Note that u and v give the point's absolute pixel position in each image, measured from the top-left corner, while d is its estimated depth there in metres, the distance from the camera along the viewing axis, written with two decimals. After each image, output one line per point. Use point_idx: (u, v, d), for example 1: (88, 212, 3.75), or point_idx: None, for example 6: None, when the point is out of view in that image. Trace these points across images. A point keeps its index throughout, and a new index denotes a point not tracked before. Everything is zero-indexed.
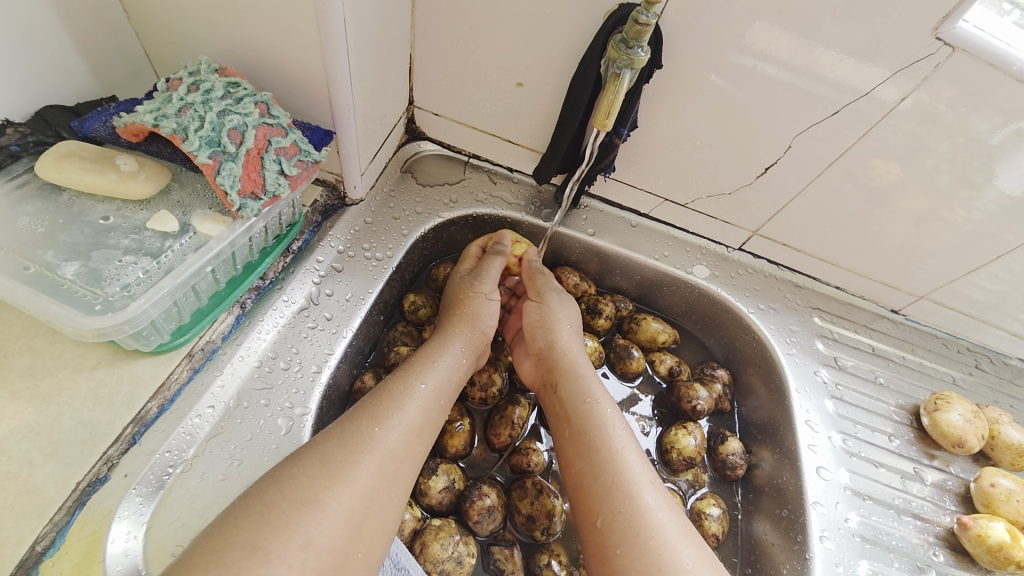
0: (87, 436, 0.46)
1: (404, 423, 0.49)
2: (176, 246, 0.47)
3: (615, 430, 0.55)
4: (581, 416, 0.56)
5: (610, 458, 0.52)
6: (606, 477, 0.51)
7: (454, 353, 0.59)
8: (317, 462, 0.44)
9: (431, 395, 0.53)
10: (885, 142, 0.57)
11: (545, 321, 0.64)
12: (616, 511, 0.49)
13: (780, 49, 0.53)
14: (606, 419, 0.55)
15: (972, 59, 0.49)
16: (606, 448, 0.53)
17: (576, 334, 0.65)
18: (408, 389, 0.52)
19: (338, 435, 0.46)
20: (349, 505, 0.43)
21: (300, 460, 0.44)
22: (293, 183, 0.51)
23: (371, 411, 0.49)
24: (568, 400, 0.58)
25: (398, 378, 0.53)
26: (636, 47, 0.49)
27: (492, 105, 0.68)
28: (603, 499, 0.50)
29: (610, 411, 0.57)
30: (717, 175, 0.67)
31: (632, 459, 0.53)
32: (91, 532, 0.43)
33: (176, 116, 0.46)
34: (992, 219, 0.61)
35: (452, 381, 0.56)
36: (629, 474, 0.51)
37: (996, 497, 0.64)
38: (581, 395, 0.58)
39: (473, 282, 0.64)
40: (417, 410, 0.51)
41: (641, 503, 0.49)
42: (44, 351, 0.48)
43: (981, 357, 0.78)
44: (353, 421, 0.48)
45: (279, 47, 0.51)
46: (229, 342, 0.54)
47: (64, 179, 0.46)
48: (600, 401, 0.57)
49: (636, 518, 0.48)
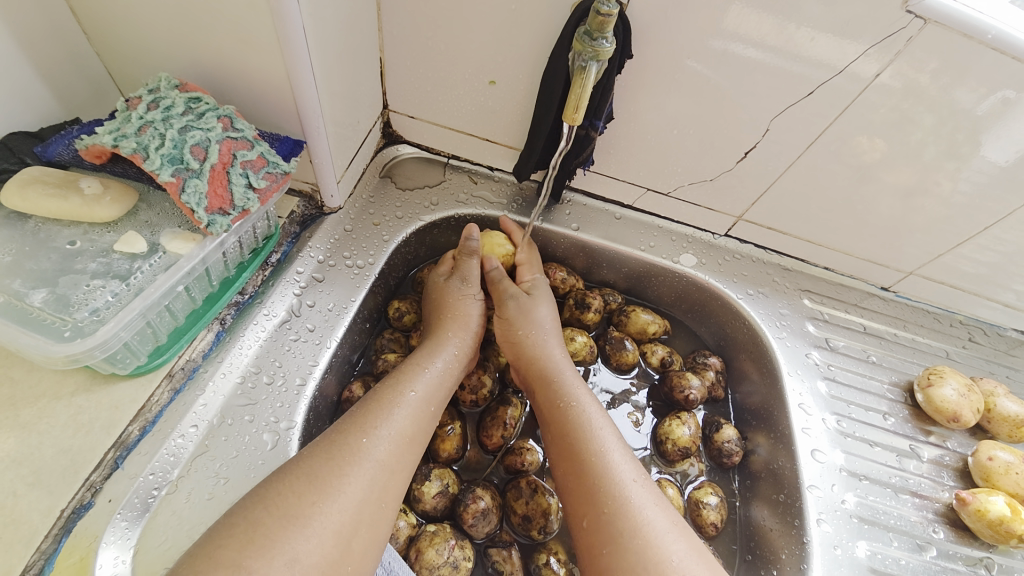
0: (69, 463, 0.45)
1: (392, 434, 0.49)
2: (146, 266, 0.47)
3: (595, 431, 0.54)
4: (558, 422, 0.56)
5: (591, 460, 0.52)
6: (589, 480, 0.51)
7: (447, 356, 0.58)
8: (304, 477, 0.44)
9: (419, 402, 0.53)
10: (865, 118, 0.57)
11: (508, 335, 0.63)
12: (601, 513, 0.49)
13: (752, 30, 0.53)
14: (586, 420, 0.55)
15: (946, 30, 0.49)
16: (586, 450, 0.52)
17: (553, 337, 0.63)
18: (398, 397, 0.52)
19: (325, 446, 0.46)
20: (337, 521, 0.42)
21: (286, 474, 0.44)
22: (264, 196, 0.51)
23: (360, 421, 0.49)
24: (548, 404, 0.58)
25: (387, 386, 0.53)
26: (601, 38, 0.48)
27: (467, 104, 0.67)
28: (589, 501, 0.50)
29: (589, 412, 0.56)
30: (697, 162, 0.66)
31: (616, 458, 0.52)
32: (78, 559, 0.43)
33: (136, 135, 0.45)
34: (979, 190, 0.61)
35: (443, 387, 0.56)
36: (612, 474, 0.51)
37: (994, 471, 0.63)
38: (557, 400, 0.57)
39: (459, 286, 0.64)
40: (407, 419, 0.51)
41: (625, 502, 0.49)
42: (23, 380, 0.48)
43: (974, 329, 0.78)
44: (341, 432, 0.48)
45: (242, 59, 0.50)
46: (210, 360, 0.53)
47: (28, 206, 0.46)
48: (579, 402, 0.56)
49: (620, 518, 0.48)
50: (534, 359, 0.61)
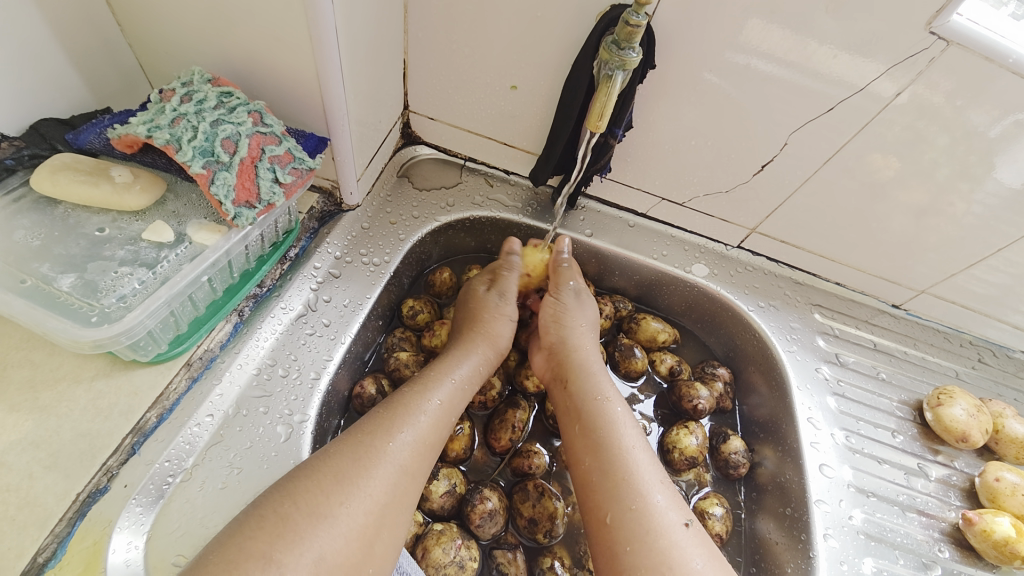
0: (86, 447, 0.46)
1: (416, 440, 0.49)
2: (172, 256, 0.47)
3: (626, 429, 0.55)
4: (588, 415, 0.56)
5: (620, 455, 0.52)
6: (616, 474, 0.51)
7: (472, 364, 0.59)
8: (333, 475, 0.44)
9: (442, 411, 0.53)
10: (883, 137, 0.57)
11: (559, 317, 0.64)
12: (628, 508, 0.49)
13: (774, 46, 0.53)
14: (616, 416, 0.55)
15: (967, 53, 0.49)
16: (617, 446, 0.53)
17: (591, 334, 0.64)
18: (422, 404, 0.52)
19: (351, 447, 0.46)
20: (361, 520, 0.43)
21: (313, 472, 0.44)
22: (289, 191, 0.51)
23: (385, 424, 0.49)
24: (578, 397, 0.58)
25: (411, 392, 0.53)
26: (628, 48, 0.49)
27: (486, 108, 0.68)
28: (613, 496, 0.50)
29: (620, 409, 0.57)
30: (713, 174, 0.67)
31: (642, 457, 0.53)
32: (92, 543, 0.43)
33: (169, 127, 0.46)
34: (993, 212, 0.61)
35: (464, 394, 0.56)
36: (639, 473, 0.51)
37: (1000, 492, 0.63)
38: (593, 392, 0.58)
39: (497, 302, 0.64)
40: (429, 426, 0.51)
41: (652, 502, 0.49)
42: (43, 363, 0.49)
43: (983, 350, 0.78)
44: (365, 433, 0.48)
45: (272, 56, 0.51)
46: (227, 350, 0.54)
47: (58, 192, 0.47)
48: (611, 399, 0.57)
49: (646, 517, 0.48)
50: (570, 353, 0.61)
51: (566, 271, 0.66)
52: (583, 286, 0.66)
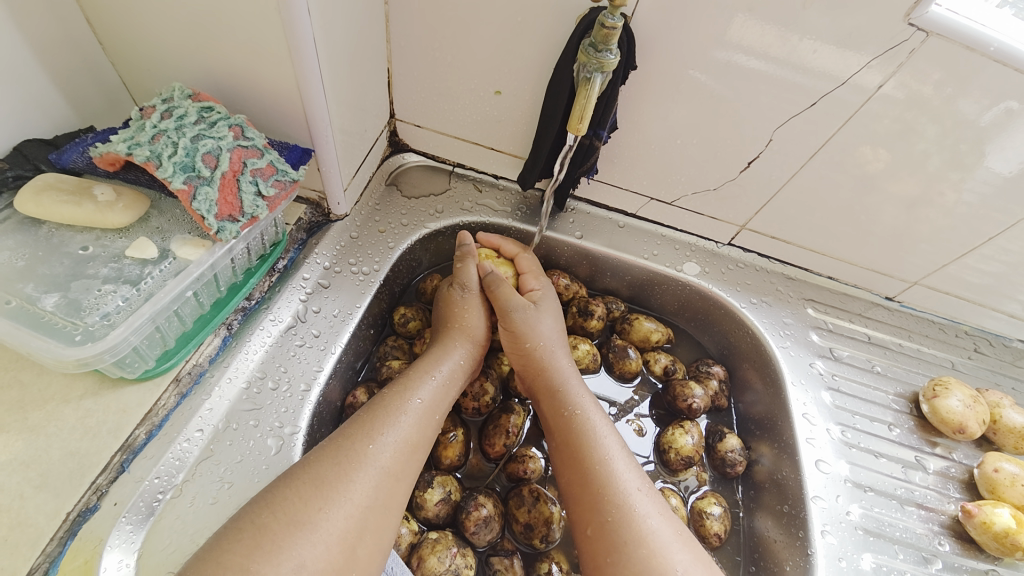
0: (76, 466, 0.46)
1: (398, 441, 0.49)
2: (156, 272, 0.48)
3: (602, 439, 0.54)
4: (562, 428, 0.56)
5: (595, 468, 0.52)
6: (593, 487, 0.51)
7: (453, 362, 0.58)
8: (318, 487, 0.44)
9: (425, 410, 0.53)
10: (870, 129, 0.57)
11: (516, 345, 0.62)
12: (605, 521, 0.49)
13: (755, 41, 0.53)
14: (590, 427, 0.55)
15: (948, 43, 0.49)
16: (591, 459, 0.52)
17: (561, 347, 0.62)
18: (404, 405, 0.52)
19: (331, 452, 0.46)
20: (343, 526, 0.43)
21: (292, 480, 0.44)
22: (273, 204, 0.51)
23: (366, 427, 0.49)
24: (553, 411, 0.58)
25: (392, 393, 0.53)
26: (605, 50, 0.49)
27: (472, 113, 0.68)
28: (592, 509, 0.50)
29: (595, 419, 0.56)
30: (701, 171, 0.67)
31: (621, 466, 0.52)
32: (83, 562, 0.43)
33: (149, 144, 0.46)
34: (984, 200, 0.61)
35: (449, 394, 0.56)
36: (617, 481, 0.51)
37: (1000, 483, 0.63)
38: (565, 406, 0.57)
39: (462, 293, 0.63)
40: (412, 427, 0.51)
41: (630, 511, 0.49)
42: (32, 383, 0.49)
43: (980, 340, 0.77)
44: (346, 437, 0.48)
45: (252, 69, 0.51)
46: (216, 364, 0.54)
47: (42, 212, 0.47)
48: (584, 410, 0.56)
49: (624, 527, 0.48)
50: (539, 373, 0.60)
51: (501, 291, 0.62)
52: (534, 301, 0.64)
